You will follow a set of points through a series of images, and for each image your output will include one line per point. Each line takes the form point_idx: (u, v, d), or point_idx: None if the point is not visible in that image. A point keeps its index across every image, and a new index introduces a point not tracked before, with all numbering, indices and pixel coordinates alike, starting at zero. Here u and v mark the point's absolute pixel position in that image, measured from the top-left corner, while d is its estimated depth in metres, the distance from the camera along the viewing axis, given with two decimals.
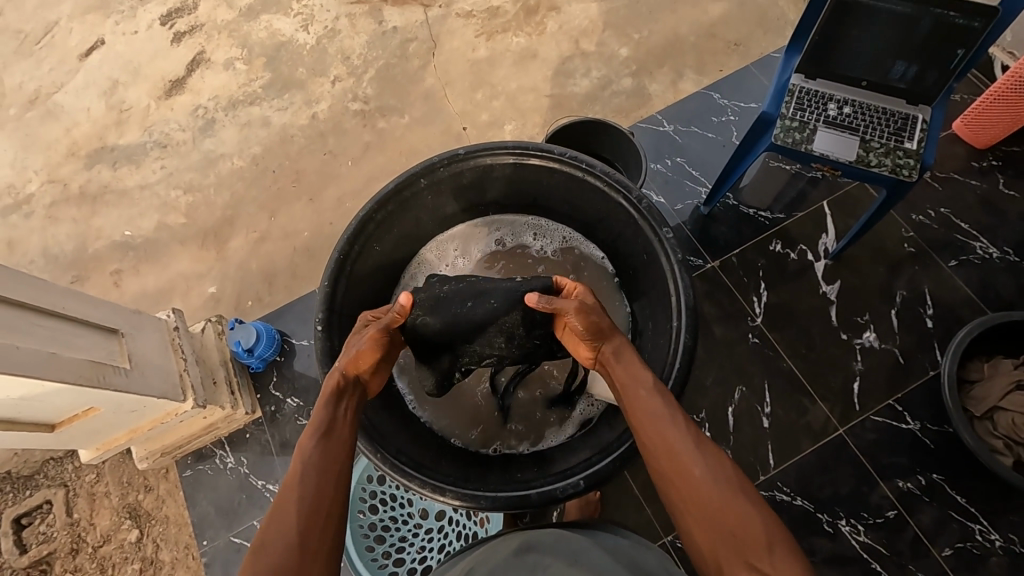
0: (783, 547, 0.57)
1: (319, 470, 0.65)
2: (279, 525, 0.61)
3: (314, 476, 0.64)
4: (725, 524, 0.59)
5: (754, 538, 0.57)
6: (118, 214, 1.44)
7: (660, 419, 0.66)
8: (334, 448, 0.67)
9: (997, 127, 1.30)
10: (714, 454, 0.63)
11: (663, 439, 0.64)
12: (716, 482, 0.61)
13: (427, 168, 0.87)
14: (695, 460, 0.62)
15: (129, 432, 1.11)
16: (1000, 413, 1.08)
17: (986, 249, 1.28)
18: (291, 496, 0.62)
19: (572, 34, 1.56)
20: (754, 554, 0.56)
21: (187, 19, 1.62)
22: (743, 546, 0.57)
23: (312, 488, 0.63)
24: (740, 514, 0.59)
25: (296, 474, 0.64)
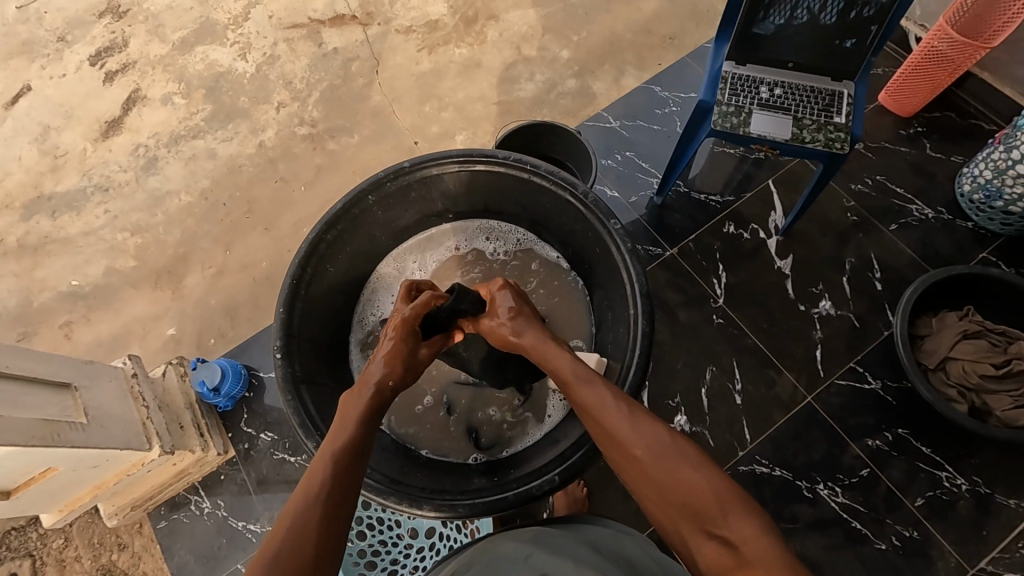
0: (738, 506, 0.55)
1: (342, 484, 0.60)
2: (292, 535, 0.55)
3: (337, 488, 0.59)
4: (679, 498, 0.58)
5: (708, 505, 0.56)
6: (62, 263, 1.38)
7: (597, 408, 0.65)
8: (361, 469, 0.63)
9: (917, 95, 1.39)
10: (654, 429, 0.62)
11: (603, 427, 0.64)
12: (658, 459, 0.60)
13: (373, 185, 0.87)
14: (636, 440, 0.61)
15: (94, 489, 1.06)
16: (951, 362, 1.14)
17: (921, 211, 1.35)
18: (306, 505, 0.57)
19: (512, 41, 1.58)
20: (710, 520, 0.55)
21: (118, 57, 1.57)
22: (699, 516, 0.56)
23: (336, 500, 0.58)
24: (689, 484, 0.57)
25: (319, 483, 0.59)
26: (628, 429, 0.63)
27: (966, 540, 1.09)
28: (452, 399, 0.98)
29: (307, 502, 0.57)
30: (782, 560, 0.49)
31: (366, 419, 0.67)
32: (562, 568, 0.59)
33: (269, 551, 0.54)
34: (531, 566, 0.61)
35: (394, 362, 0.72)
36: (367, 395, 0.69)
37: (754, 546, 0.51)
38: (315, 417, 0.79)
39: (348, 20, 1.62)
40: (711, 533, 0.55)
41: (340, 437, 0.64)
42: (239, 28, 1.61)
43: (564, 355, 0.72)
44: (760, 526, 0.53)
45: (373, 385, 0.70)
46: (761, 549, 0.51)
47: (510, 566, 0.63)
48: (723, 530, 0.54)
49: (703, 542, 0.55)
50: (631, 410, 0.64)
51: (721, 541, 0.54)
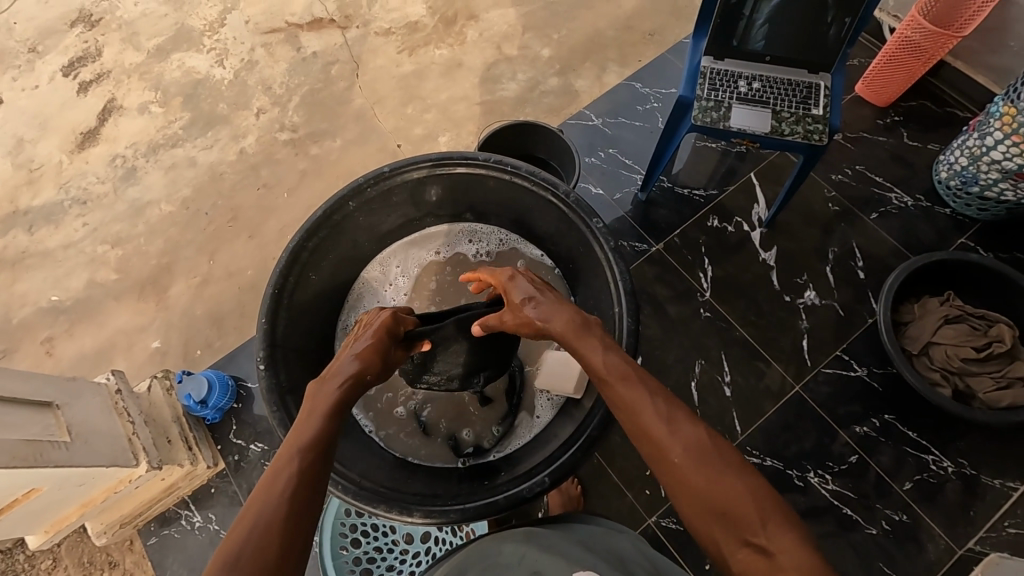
0: (776, 517, 0.54)
1: (309, 482, 0.55)
2: (256, 538, 0.50)
3: (299, 487, 0.54)
4: (715, 503, 0.56)
5: (746, 513, 0.54)
6: (41, 278, 1.35)
7: (637, 406, 0.62)
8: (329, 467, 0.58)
9: (893, 85, 1.41)
10: (693, 432, 0.60)
11: (640, 427, 0.61)
12: (699, 463, 0.57)
13: (354, 191, 0.86)
14: (676, 442, 0.59)
15: (81, 508, 1.04)
16: (934, 347, 1.16)
17: (901, 199, 1.37)
18: (270, 506, 0.52)
19: (493, 40, 1.57)
20: (749, 529, 0.54)
21: (92, 66, 1.55)
22: (736, 523, 0.54)
23: (301, 499, 0.54)
24: (727, 491, 0.55)
25: (282, 482, 0.54)
26: (666, 430, 0.60)
27: (955, 522, 1.11)
28: (431, 410, 0.98)
29: (276, 504, 0.52)
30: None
31: (336, 414, 0.63)
32: (556, 567, 0.60)
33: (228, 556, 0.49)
34: (524, 568, 0.62)
35: (366, 355, 0.71)
36: (339, 389, 0.65)
37: (794, 559, 0.51)
38: None
39: (327, 23, 1.60)
40: (747, 541, 0.53)
41: (303, 431, 0.60)
42: (216, 34, 1.59)
43: (594, 346, 0.68)
44: (799, 539, 0.52)
45: (347, 378, 0.67)
46: (802, 564, 0.50)
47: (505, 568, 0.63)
48: (761, 539, 0.53)
49: (738, 549, 0.54)
50: (671, 409, 0.61)
51: (757, 550, 0.53)
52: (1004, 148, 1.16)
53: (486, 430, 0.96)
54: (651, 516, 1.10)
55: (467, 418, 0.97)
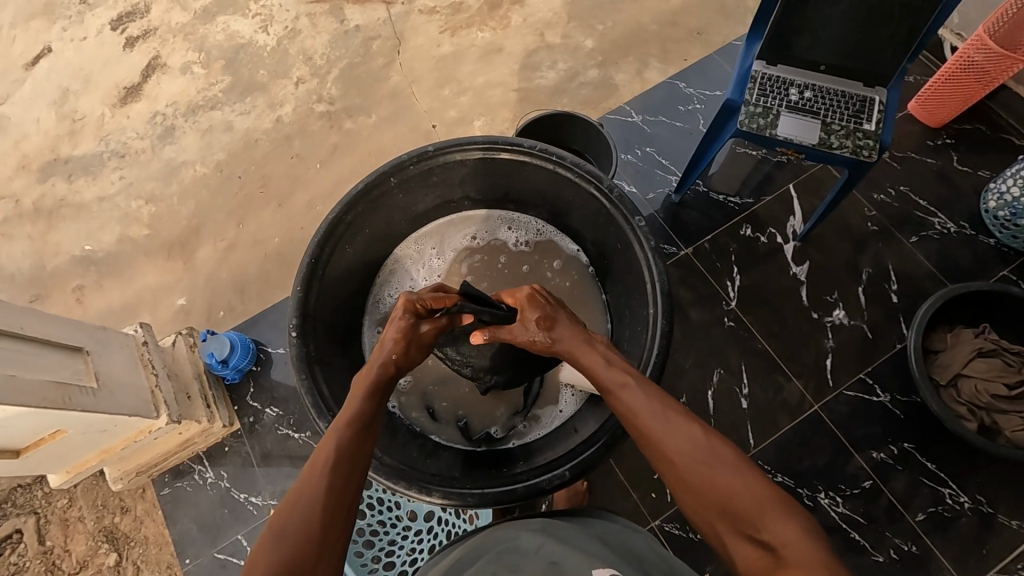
0: (776, 509, 0.54)
1: (350, 459, 0.61)
2: (305, 508, 0.56)
3: (343, 464, 0.60)
4: (716, 501, 0.56)
5: (746, 508, 0.54)
6: (76, 228, 1.38)
7: (638, 411, 0.64)
8: (370, 444, 0.64)
9: (948, 106, 1.36)
10: (690, 431, 0.60)
11: (641, 430, 0.63)
12: (698, 461, 0.58)
13: (396, 167, 0.86)
14: (673, 444, 0.60)
15: (101, 453, 1.07)
16: (963, 380, 1.13)
17: (944, 224, 1.33)
18: (318, 481, 0.58)
19: (537, 28, 1.55)
20: (750, 525, 0.54)
21: (139, 23, 1.56)
22: (738, 519, 0.55)
23: (343, 475, 0.59)
24: (728, 487, 0.56)
25: (326, 459, 0.60)
26: (663, 432, 0.61)
27: (966, 557, 1.09)
28: (455, 392, 0.97)
29: (323, 479, 0.58)
30: (828, 568, 0.48)
31: (376, 397, 0.68)
32: (574, 561, 0.59)
33: (278, 527, 0.55)
34: (541, 558, 0.61)
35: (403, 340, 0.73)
36: (376, 374, 0.70)
37: (797, 550, 0.50)
38: (327, 398, 0.80)
39: None
40: (749, 536, 0.54)
41: (348, 411, 0.66)
42: (261, 0, 1.60)
43: (596, 357, 0.70)
44: (802, 529, 0.52)
45: (385, 358, 0.72)
46: (806, 555, 0.50)
47: (520, 555, 0.62)
48: (762, 534, 0.53)
49: (741, 544, 0.54)
50: (670, 411, 0.62)
51: (761, 545, 0.53)
52: None
53: (499, 422, 0.96)
54: (655, 519, 1.10)
55: (480, 408, 0.96)
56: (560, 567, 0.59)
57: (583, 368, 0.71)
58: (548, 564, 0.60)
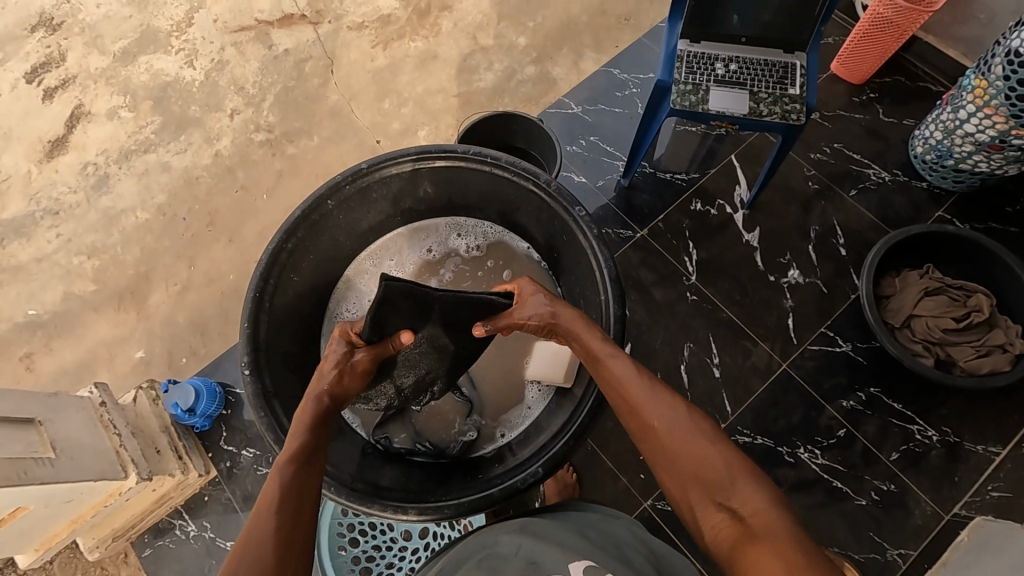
0: (745, 477, 0.57)
1: (297, 496, 0.61)
2: (251, 557, 0.55)
3: (291, 501, 0.60)
4: (690, 470, 0.60)
5: (718, 476, 0.58)
6: (16, 293, 1.31)
7: (623, 384, 0.67)
8: (315, 475, 0.64)
9: (867, 62, 1.42)
10: (674, 405, 0.64)
11: (624, 400, 0.67)
12: (679, 431, 0.62)
13: (331, 189, 0.85)
14: (660, 414, 0.64)
15: (70, 524, 1.02)
16: (915, 319, 1.18)
17: (879, 174, 1.39)
18: (271, 521, 0.57)
19: (468, 31, 1.56)
20: (720, 493, 0.57)
21: (56, 72, 1.50)
22: (710, 486, 0.58)
23: (291, 513, 0.59)
24: (703, 457, 0.60)
25: (272, 499, 0.59)
26: (648, 402, 0.65)
27: (940, 488, 1.14)
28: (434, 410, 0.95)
29: (275, 519, 0.58)
30: (789, 531, 0.52)
31: (317, 428, 0.69)
32: (552, 558, 0.59)
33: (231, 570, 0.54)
34: (519, 558, 0.61)
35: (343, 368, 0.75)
36: (311, 409, 0.70)
37: (762, 520, 0.54)
38: (290, 430, 0.79)
39: (297, 19, 1.57)
40: (719, 504, 0.57)
41: (287, 449, 0.66)
42: (183, 34, 1.55)
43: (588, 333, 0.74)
44: (768, 500, 0.56)
45: (319, 394, 0.72)
46: (769, 522, 0.53)
47: (499, 559, 0.63)
48: (729, 501, 0.56)
49: (710, 512, 0.57)
50: (650, 386, 0.66)
51: (728, 512, 0.56)
52: (977, 120, 1.17)
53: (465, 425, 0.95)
54: (646, 499, 1.11)
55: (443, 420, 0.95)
56: (539, 567, 0.59)
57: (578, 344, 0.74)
58: (527, 565, 0.60)
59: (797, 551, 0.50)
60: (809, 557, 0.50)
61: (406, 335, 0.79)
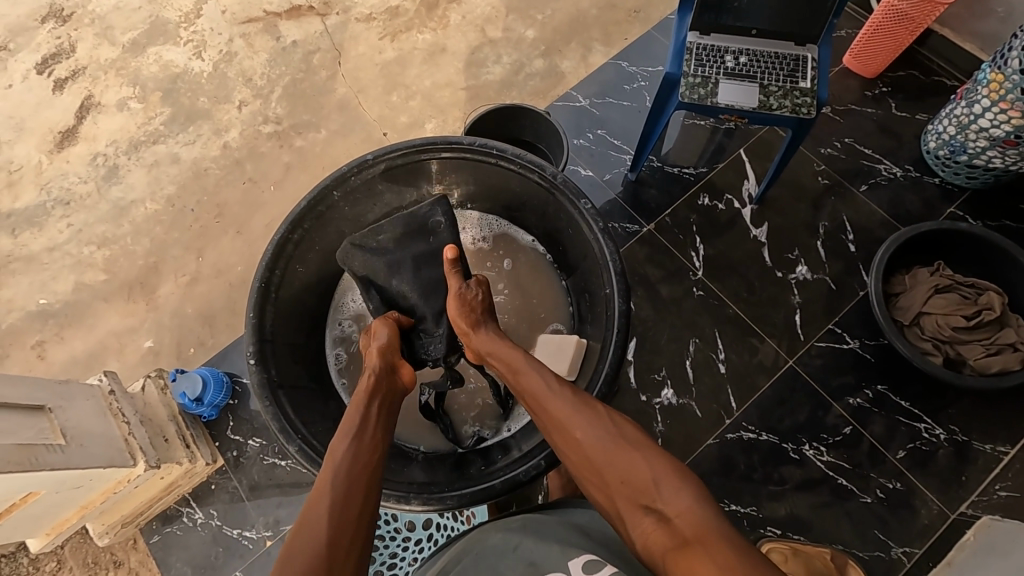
0: (669, 477, 0.57)
1: (354, 465, 0.62)
2: (311, 530, 0.54)
3: (343, 483, 0.59)
4: (617, 479, 0.59)
5: (643, 482, 0.57)
6: (27, 282, 1.33)
7: (543, 398, 0.68)
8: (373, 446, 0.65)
9: (881, 55, 1.39)
10: (596, 415, 0.64)
11: (549, 416, 0.67)
12: (601, 441, 0.62)
13: (337, 180, 0.86)
14: (579, 424, 0.64)
15: (81, 510, 1.04)
16: (925, 317, 1.17)
17: (891, 170, 1.37)
18: (327, 497, 0.57)
19: (476, 23, 1.55)
20: (647, 498, 0.56)
21: (67, 63, 1.51)
22: (637, 493, 0.57)
23: (347, 485, 0.59)
24: (629, 464, 0.59)
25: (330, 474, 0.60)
26: (571, 417, 0.65)
27: (947, 487, 1.13)
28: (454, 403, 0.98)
29: (329, 501, 0.57)
30: (716, 528, 0.51)
31: (369, 402, 0.71)
32: (551, 557, 0.60)
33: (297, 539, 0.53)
34: (519, 558, 0.62)
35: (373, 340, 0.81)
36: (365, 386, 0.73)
37: (688, 519, 0.53)
38: (295, 420, 0.80)
39: (305, 11, 1.57)
40: (647, 509, 0.56)
41: (344, 423, 0.67)
42: (192, 26, 1.55)
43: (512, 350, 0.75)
44: (694, 498, 0.54)
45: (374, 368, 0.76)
46: (691, 522, 0.52)
47: (499, 559, 0.64)
48: (658, 504, 0.55)
49: (640, 520, 0.56)
50: (569, 396, 0.67)
51: (657, 517, 0.55)
52: (992, 115, 1.15)
53: (481, 417, 0.97)
54: None
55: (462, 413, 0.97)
56: (538, 567, 0.60)
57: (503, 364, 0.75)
58: (527, 566, 0.61)
59: (724, 546, 0.49)
60: (737, 549, 0.48)
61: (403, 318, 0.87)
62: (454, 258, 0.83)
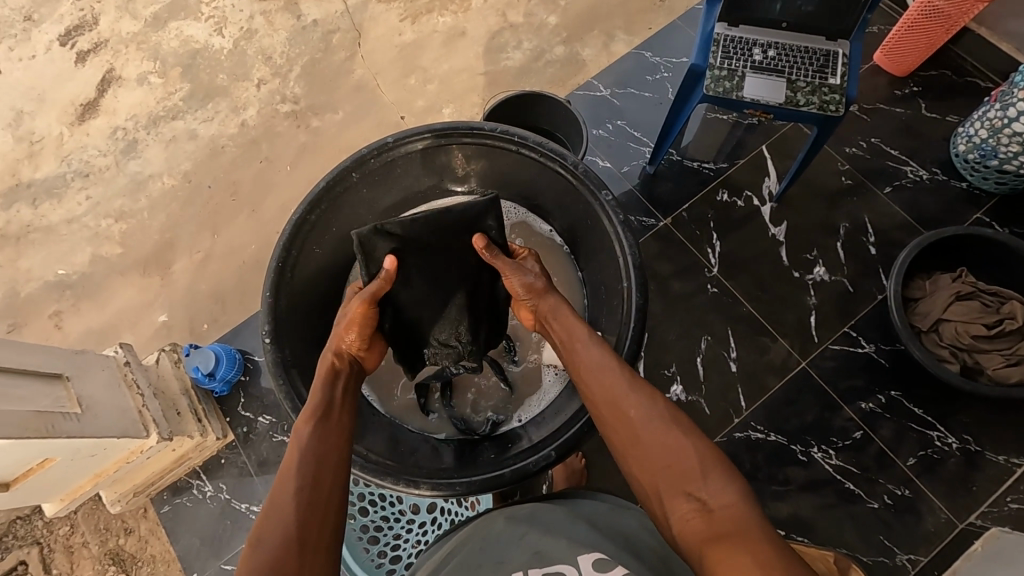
0: (718, 470, 0.57)
1: (318, 450, 0.63)
2: (278, 519, 0.56)
3: (310, 465, 0.61)
4: (662, 459, 0.59)
5: (691, 468, 0.58)
6: (46, 253, 1.35)
7: (598, 367, 0.70)
8: (333, 430, 0.66)
9: (913, 53, 1.35)
10: (653, 396, 0.65)
11: (602, 386, 0.68)
12: (653, 420, 0.62)
13: (357, 162, 0.86)
14: (633, 400, 0.65)
15: (94, 478, 1.06)
16: (944, 324, 1.14)
17: (916, 172, 1.34)
18: (291, 480, 0.59)
19: (498, 7, 1.52)
20: (691, 484, 0.57)
21: (89, 35, 1.51)
22: (682, 477, 0.57)
23: (309, 468, 0.61)
24: (677, 446, 0.59)
25: (294, 458, 0.62)
26: (627, 392, 0.66)
27: (956, 496, 1.12)
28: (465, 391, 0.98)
29: (295, 484, 0.59)
30: (762, 528, 0.51)
31: (332, 385, 0.73)
32: (559, 549, 0.60)
33: (267, 525, 0.56)
34: (526, 548, 0.62)
35: (342, 317, 0.83)
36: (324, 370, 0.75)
37: (733, 512, 0.53)
38: (307, 400, 0.81)
39: None
40: (689, 495, 0.56)
41: (308, 406, 0.69)
42: (213, 1, 1.55)
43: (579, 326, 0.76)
44: (739, 494, 0.55)
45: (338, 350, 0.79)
46: (735, 516, 0.53)
47: (506, 546, 0.64)
48: (701, 492, 0.56)
49: (679, 503, 0.56)
50: (623, 373, 0.68)
51: (697, 504, 0.55)
52: None
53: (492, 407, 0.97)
54: None
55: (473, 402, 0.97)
56: (544, 557, 0.60)
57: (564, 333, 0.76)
58: (533, 555, 0.61)
59: (771, 545, 0.49)
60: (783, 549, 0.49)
61: (385, 260, 0.82)
62: (484, 245, 0.84)
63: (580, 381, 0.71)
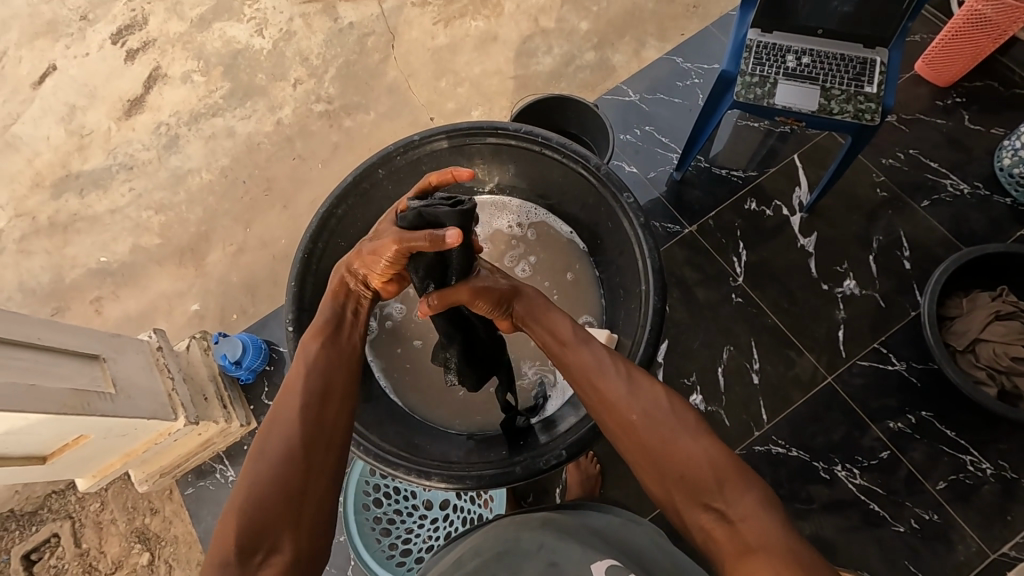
0: (735, 480, 0.56)
1: (325, 368, 0.66)
2: (282, 440, 0.59)
3: (316, 387, 0.64)
4: (674, 469, 0.59)
5: (706, 477, 0.57)
6: (90, 241, 1.41)
7: (591, 371, 0.67)
8: (340, 352, 0.68)
9: (957, 64, 1.31)
10: (654, 397, 0.64)
11: (597, 390, 0.66)
12: (656, 423, 0.61)
13: (383, 158, 0.88)
14: (632, 404, 0.63)
15: (124, 457, 1.10)
16: (981, 344, 1.10)
17: (957, 186, 1.29)
18: (297, 395, 0.63)
19: (530, 12, 1.54)
20: (708, 494, 0.56)
21: (139, 35, 1.58)
22: (696, 488, 0.57)
23: (316, 390, 0.64)
24: (685, 453, 0.59)
25: (299, 375, 0.65)
26: (627, 398, 0.64)
27: (988, 524, 1.07)
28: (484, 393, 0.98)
29: (300, 402, 0.62)
30: (782, 538, 0.52)
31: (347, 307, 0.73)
32: (573, 560, 0.60)
33: (265, 448, 0.59)
34: (541, 558, 0.62)
35: (377, 236, 0.70)
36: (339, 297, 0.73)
37: (753, 525, 0.53)
38: None
39: None
40: (707, 506, 0.56)
41: (317, 325, 0.71)
42: (255, 4, 1.60)
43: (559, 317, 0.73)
44: (758, 502, 0.55)
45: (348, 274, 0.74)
46: (759, 529, 0.53)
47: (518, 555, 0.64)
48: (718, 503, 0.55)
49: (699, 515, 0.56)
50: (620, 376, 0.66)
51: (717, 515, 0.55)
52: None
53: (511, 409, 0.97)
54: None
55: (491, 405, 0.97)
56: (558, 568, 0.60)
57: (542, 330, 0.72)
58: (547, 565, 0.61)
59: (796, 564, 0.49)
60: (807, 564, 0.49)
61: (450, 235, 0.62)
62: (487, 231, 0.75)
63: (575, 386, 0.69)
